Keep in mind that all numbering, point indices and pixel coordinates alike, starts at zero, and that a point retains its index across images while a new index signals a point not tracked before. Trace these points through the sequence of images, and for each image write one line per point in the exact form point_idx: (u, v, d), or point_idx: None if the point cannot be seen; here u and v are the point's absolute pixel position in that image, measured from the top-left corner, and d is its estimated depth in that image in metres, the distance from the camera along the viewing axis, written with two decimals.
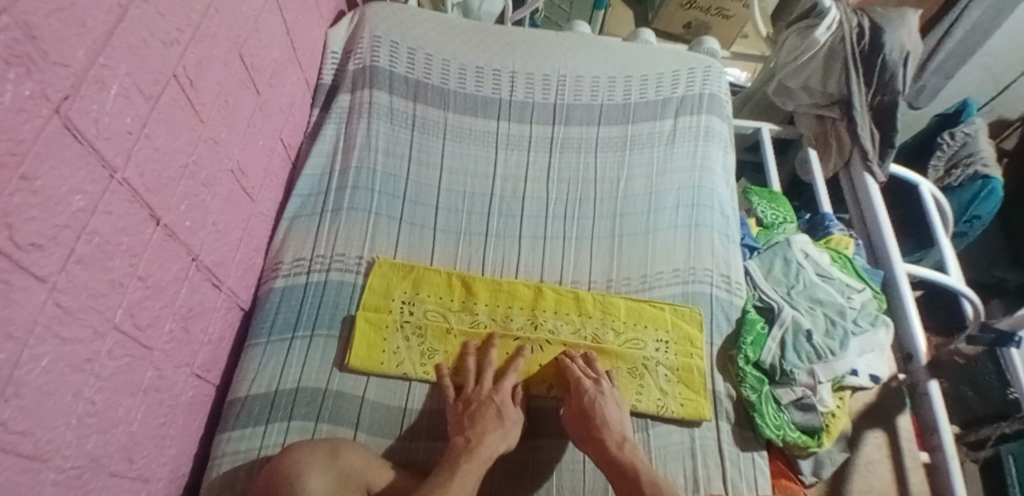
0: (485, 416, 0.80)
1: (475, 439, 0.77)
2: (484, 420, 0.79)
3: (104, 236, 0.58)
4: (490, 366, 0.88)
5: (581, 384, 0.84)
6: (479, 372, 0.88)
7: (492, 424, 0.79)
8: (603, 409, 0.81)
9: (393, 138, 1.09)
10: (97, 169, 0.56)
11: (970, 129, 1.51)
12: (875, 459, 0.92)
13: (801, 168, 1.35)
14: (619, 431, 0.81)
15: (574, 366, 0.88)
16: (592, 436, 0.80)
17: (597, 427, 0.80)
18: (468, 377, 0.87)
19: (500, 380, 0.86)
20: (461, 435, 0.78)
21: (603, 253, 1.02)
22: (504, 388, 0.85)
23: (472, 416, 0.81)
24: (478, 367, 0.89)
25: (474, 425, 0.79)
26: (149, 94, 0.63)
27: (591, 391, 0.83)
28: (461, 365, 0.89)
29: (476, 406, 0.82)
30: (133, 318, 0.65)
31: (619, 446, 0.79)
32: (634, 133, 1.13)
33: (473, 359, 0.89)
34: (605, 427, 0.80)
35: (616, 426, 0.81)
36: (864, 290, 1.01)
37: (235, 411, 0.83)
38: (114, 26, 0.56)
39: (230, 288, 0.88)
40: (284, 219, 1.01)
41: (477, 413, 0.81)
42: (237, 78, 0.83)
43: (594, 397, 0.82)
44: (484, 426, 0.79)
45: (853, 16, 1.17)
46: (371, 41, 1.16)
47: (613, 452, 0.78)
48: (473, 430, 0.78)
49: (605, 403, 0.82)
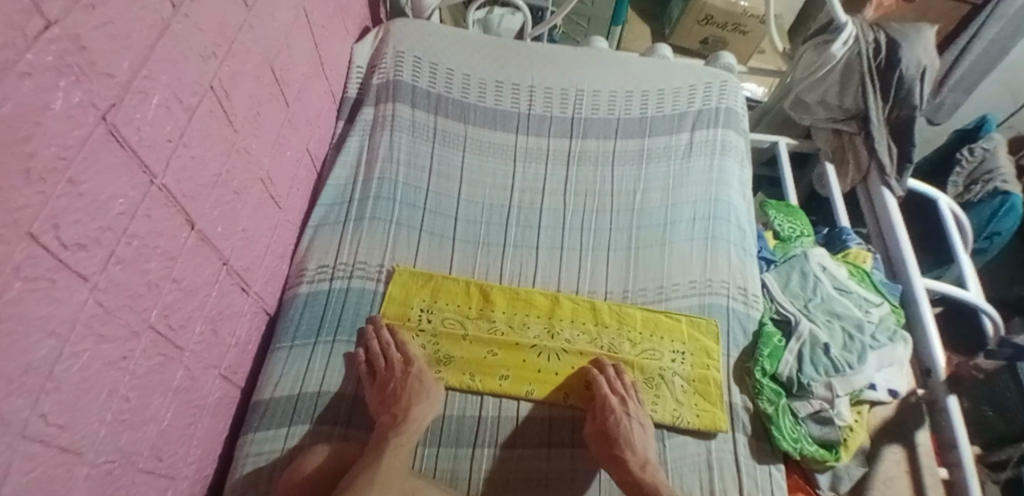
0: (409, 390, 0.83)
1: (402, 413, 0.80)
2: (406, 394, 0.82)
3: (142, 239, 0.61)
4: (392, 346, 0.89)
5: (608, 406, 0.84)
6: (384, 352, 0.88)
7: (416, 394, 0.83)
8: (627, 434, 0.82)
9: (414, 151, 1.12)
10: (138, 175, 0.58)
11: (989, 145, 1.53)
12: (893, 475, 0.91)
13: (819, 183, 1.36)
14: (642, 453, 0.82)
15: (602, 380, 0.88)
16: (612, 453, 0.81)
17: (620, 447, 0.81)
18: (375, 359, 0.87)
19: (409, 356, 0.88)
20: (387, 413, 0.81)
21: (620, 264, 1.04)
22: (416, 361, 0.87)
23: (393, 393, 0.82)
24: (382, 347, 0.89)
25: (398, 401, 0.81)
26: (187, 105, 0.66)
27: (618, 413, 0.84)
28: (367, 349, 0.89)
29: (394, 383, 0.83)
30: (166, 319, 0.67)
31: (640, 467, 0.80)
32: (651, 146, 1.15)
33: (375, 340, 0.90)
34: (628, 448, 0.81)
35: (640, 449, 0.82)
36: (882, 304, 1.01)
37: (259, 413, 0.85)
38: (157, 39, 0.59)
39: (257, 293, 0.90)
40: (309, 227, 1.03)
41: (399, 389, 0.83)
42: (269, 91, 0.86)
43: (619, 420, 0.83)
44: (409, 400, 0.82)
45: (870, 32, 1.18)
46: (394, 56, 1.19)
47: (636, 474, 0.79)
48: (398, 406, 0.81)
49: (630, 426, 0.83)
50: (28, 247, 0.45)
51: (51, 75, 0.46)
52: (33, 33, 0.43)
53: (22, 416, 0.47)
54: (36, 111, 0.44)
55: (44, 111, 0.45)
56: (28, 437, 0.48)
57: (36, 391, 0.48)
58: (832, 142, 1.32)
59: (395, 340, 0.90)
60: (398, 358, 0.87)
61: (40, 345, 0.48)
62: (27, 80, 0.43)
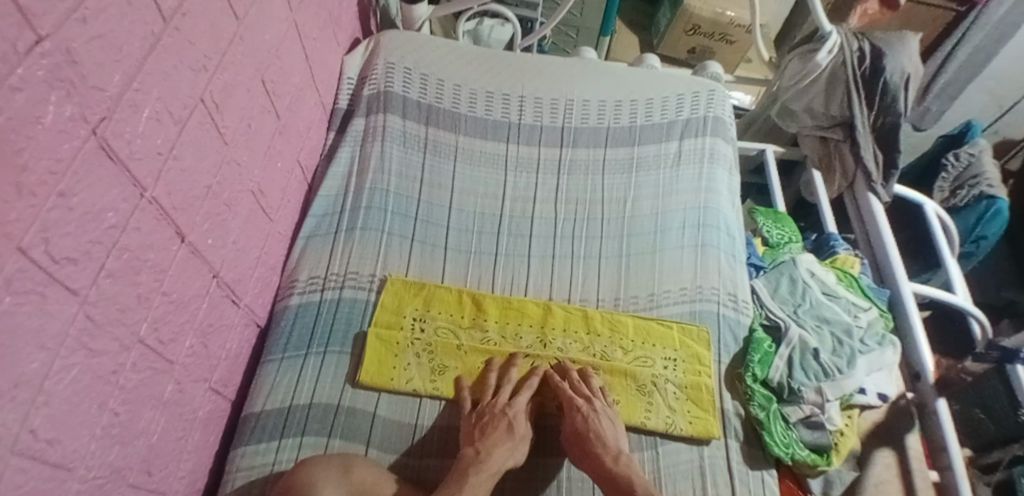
0: (496, 428, 0.81)
1: (485, 451, 0.78)
2: (495, 433, 0.80)
3: (133, 252, 0.61)
4: (507, 387, 0.89)
5: (575, 405, 0.85)
6: (497, 390, 0.89)
7: (502, 437, 0.80)
8: (596, 428, 0.82)
9: (406, 161, 1.12)
10: (128, 188, 0.58)
11: (974, 150, 1.55)
12: (885, 480, 0.92)
13: (806, 190, 1.38)
14: (614, 446, 0.82)
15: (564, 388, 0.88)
16: (588, 450, 0.81)
17: (592, 442, 0.81)
18: (486, 391, 0.88)
19: (518, 395, 0.87)
20: (471, 446, 0.80)
21: (611, 272, 1.04)
22: (517, 403, 0.86)
23: (482, 427, 0.82)
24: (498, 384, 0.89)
25: (483, 436, 0.80)
26: (178, 117, 0.66)
27: (585, 410, 0.84)
28: (482, 378, 0.91)
29: (488, 418, 0.83)
30: (157, 332, 0.67)
31: (614, 460, 0.80)
32: (640, 154, 1.16)
33: (494, 376, 0.90)
34: (599, 442, 0.81)
35: (613, 442, 0.82)
36: (870, 309, 1.02)
37: (250, 426, 0.84)
38: (148, 53, 0.59)
39: (248, 304, 0.90)
40: (299, 238, 1.03)
41: (488, 425, 0.82)
42: (260, 103, 0.86)
43: (587, 415, 0.83)
44: (494, 439, 0.79)
45: (853, 40, 1.20)
46: (385, 67, 1.20)
47: (608, 466, 0.79)
48: (483, 442, 0.79)
49: (599, 420, 0.83)
50: (18, 261, 0.45)
51: (42, 88, 0.46)
52: (24, 47, 0.43)
53: (13, 431, 0.47)
54: (28, 125, 0.44)
55: (36, 125, 0.45)
56: (18, 452, 0.48)
57: (26, 405, 0.48)
58: (818, 149, 1.33)
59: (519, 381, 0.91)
60: (501, 401, 0.86)
61: (31, 359, 0.48)
62: (18, 94, 0.43)
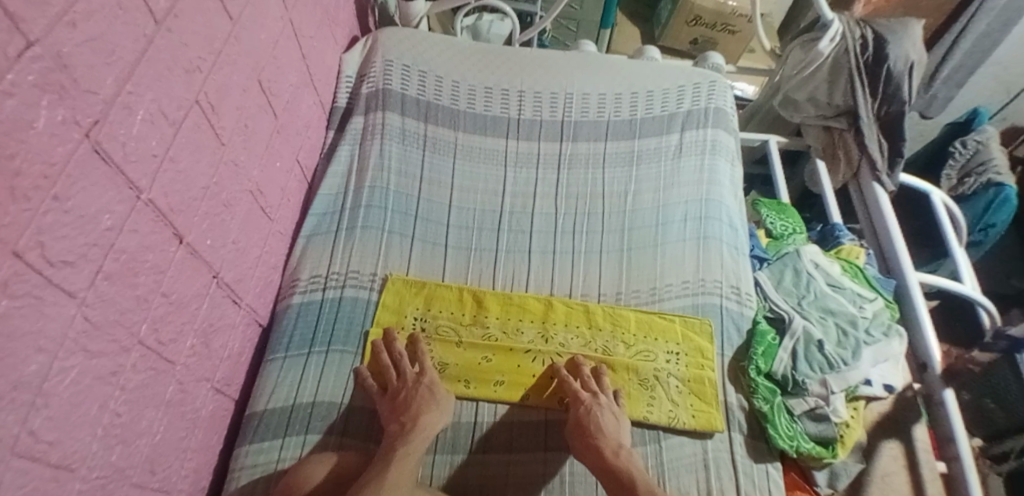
0: (417, 399, 0.81)
1: (410, 422, 0.78)
2: (415, 403, 0.81)
3: (130, 254, 0.61)
4: (405, 358, 0.87)
5: (578, 397, 0.85)
6: (396, 365, 0.87)
7: (426, 404, 0.81)
8: (597, 420, 0.82)
9: (405, 158, 1.12)
10: (124, 190, 0.59)
11: (981, 137, 1.52)
12: (891, 471, 0.91)
13: (810, 180, 1.36)
14: (616, 439, 0.81)
15: (571, 380, 0.88)
16: (587, 440, 0.80)
17: (593, 433, 0.81)
18: (387, 373, 0.86)
19: (421, 365, 0.87)
20: (395, 423, 0.79)
21: (613, 266, 1.04)
22: (429, 370, 0.86)
23: (403, 402, 0.81)
24: (393, 361, 0.88)
25: (407, 409, 0.80)
26: (173, 119, 0.66)
27: (587, 402, 0.84)
28: (376, 361, 0.89)
29: (405, 393, 0.82)
30: (157, 333, 0.67)
31: (613, 451, 0.79)
32: (641, 147, 1.15)
33: (386, 355, 0.89)
34: (599, 435, 0.81)
35: (612, 433, 0.82)
36: (876, 299, 1.01)
37: (253, 424, 0.84)
38: (141, 55, 0.59)
39: (249, 304, 0.90)
40: (301, 237, 1.03)
41: (408, 399, 0.82)
42: (257, 102, 0.86)
43: (590, 408, 0.83)
44: (417, 409, 0.80)
45: (856, 28, 1.17)
46: (383, 65, 1.20)
47: (607, 459, 0.78)
48: (408, 414, 0.79)
49: (601, 415, 0.83)
50: (14, 265, 0.45)
51: (34, 93, 0.46)
52: (15, 52, 0.43)
53: (12, 433, 0.47)
54: (20, 129, 0.44)
55: (28, 129, 0.45)
56: (20, 454, 0.48)
57: (25, 407, 0.48)
58: (823, 139, 1.32)
59: (412, 353, 0.90)
60: (411, 370, 0.86)
61: (29, 362, 0.48)
62: (9, 99, 0.43)
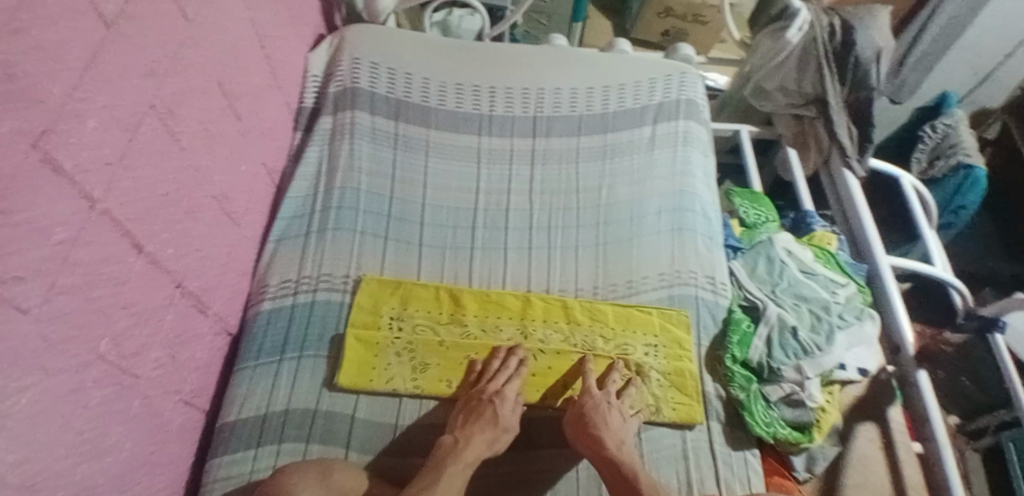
0: (481, 418, 0.81)
1: (463, 439, 0.79)
2: (478, 421, 0.81)
3: (85, 267, 0.59)
4: (506, 373, 0.87)
5: (588, 392, 0.86)
6: (494, 373, 0.87)
7: (483, 424, 0.80)
8: (602, 414, 0.82)
9: (376, 157, 1.10)
10: (76, 201, 0.57)
11: (950, 121, 1.56)
12: (868, 454, 0.92)
13: (782, 168, 1.37)
14: (618, 433, 0.81)
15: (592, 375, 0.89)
16: (588, 433, 0.80)
17: (594, 426, 0.80)
18: (483, 378, 0.87)
19: (512, 384, 0.86)
20: (451, 435, 0.80)
21: (589, 261, 1.04)
22: (507, 391, 0.85)
23: (467, 416, 0.82)
24: (495, 370, 0.88)
25: (466, 424, 0.81)
26: (127, 125, 0.64)
27: (596, 397, 0.84)
28: (485, 365, 0.89)
29: (475, 405, 0.83)
30: (119, 347, 0.65)
31: (615, 445, 0.79)
32: (614, 142, 1.15)
33: (497, 361, 0.89)
34: (602, 427, 0.80)
35: (615, 428, 0.81)
36: (848, 284, 1.02)
37: (225, 436, 0.83)
38: (90, 61, 0.57)
39: (217, 313, 0.88)
40: (269, 242, 1.01)
41: (474, 412, 0.82)
42: (219, 105, 0.84)
43: (597, 403, 0.83)
44: (474, 427, 0.80)
45: (824, 15, 1.19)
46: (351, 63, 1.18)
47: (611, 451, 0.78)
48: (463, 431, 0.80)
49: (605, 410, 0.82)
50: None
51: None
52: None
53: None
54: None
55: None
56: None
57: None
58: (792, 127, 1.31)
59: (518, 368, 0.88)
60: (490, 388, 0.85)
61: None
62: None
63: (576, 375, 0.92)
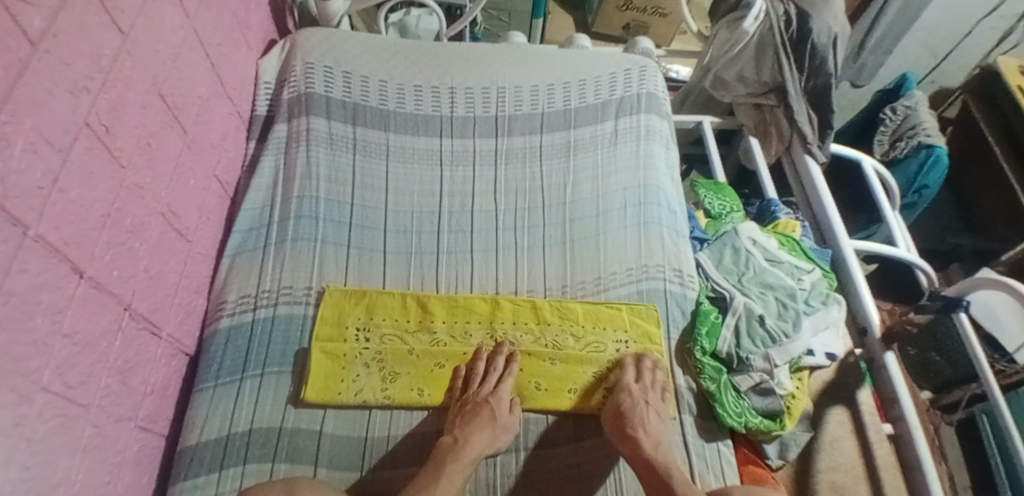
0: (479, 417, 0.81)
1: (463, 438, 0.79)
2: (475, 420, 0.80)
3: (21, 296, 0.56)
4: (495, 373, 0.88)
5: (626, 389, 0.85)
6: (486, 376, 0.88)
7: (483, 423, 0.80)
8: (641, 415, 0.81)
9: (335, 164, 1.08)
10: (7, 228, 0.54)
11: (910, 102, 1.60)
12: (840, 437, 0.94)
13: (744, 156, 1.39)
14: (655, 434, 0.81)
15: (632, 371, 0.89)
16: (626, 434, 0.80)
17: (634, 426, 0.80)
18: (475, 379, 0.87)
19: (501, 384, 0.86)
20: (449, 435, 0.81)
21: (557, 259, 1.03)
22: (501, 393, 0.85)
23: (466, 415, 0.82)
24: (485, 371, 0.89)
25: (465, 424, 0.81)
26: (59, 145, 0.61)
27: (635, 397, 0.84)
28: (472, 368, 0.90)
29: (470, 406, 0.83)
30: (62, 377, 0.62)
31: (653, 446, 0.79)
32: (577, 138, 1.14)
33: (484, 362, 0.90)
34: (641, 429, 0.80)
35: (653, 431, 0.81)
36: (813, 270, 1.03)
37: (186, 460, 0.80)
38: (15, 82, 0.54)
39: (171, 334, 0.86)
40: (225, 256, 0.99)
41: (470, 413, 0.82)
42: (160, 119, 0.81)
43: (636, 402, 0.83)
44: (473, 427, 0.80)
45: (779, 4, 1.18)
46: (304, 68, 1.15)
47: (648, 452, 0.78)
48: (462, 431, 0.80)
49: (643, 410, 0.82)
50: None
51: None
52: None
53: None
54: None
55: None
56: None
57: None
58: (753, 116, 1.34)
59: (506, 365, 0.90)
60: (481, 390, 0.85)
61: None
62: None
63: (547, 375, 0.91)
